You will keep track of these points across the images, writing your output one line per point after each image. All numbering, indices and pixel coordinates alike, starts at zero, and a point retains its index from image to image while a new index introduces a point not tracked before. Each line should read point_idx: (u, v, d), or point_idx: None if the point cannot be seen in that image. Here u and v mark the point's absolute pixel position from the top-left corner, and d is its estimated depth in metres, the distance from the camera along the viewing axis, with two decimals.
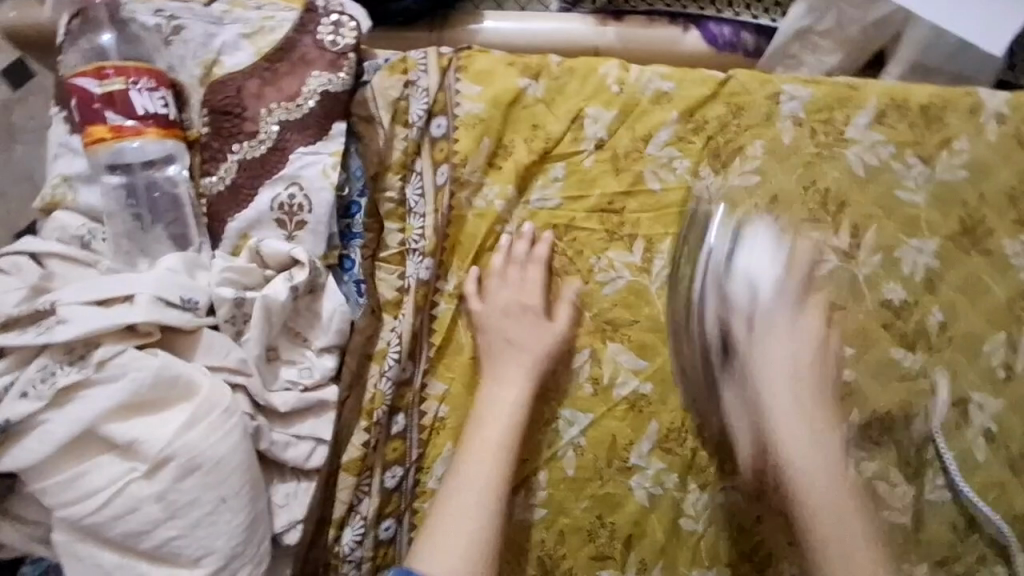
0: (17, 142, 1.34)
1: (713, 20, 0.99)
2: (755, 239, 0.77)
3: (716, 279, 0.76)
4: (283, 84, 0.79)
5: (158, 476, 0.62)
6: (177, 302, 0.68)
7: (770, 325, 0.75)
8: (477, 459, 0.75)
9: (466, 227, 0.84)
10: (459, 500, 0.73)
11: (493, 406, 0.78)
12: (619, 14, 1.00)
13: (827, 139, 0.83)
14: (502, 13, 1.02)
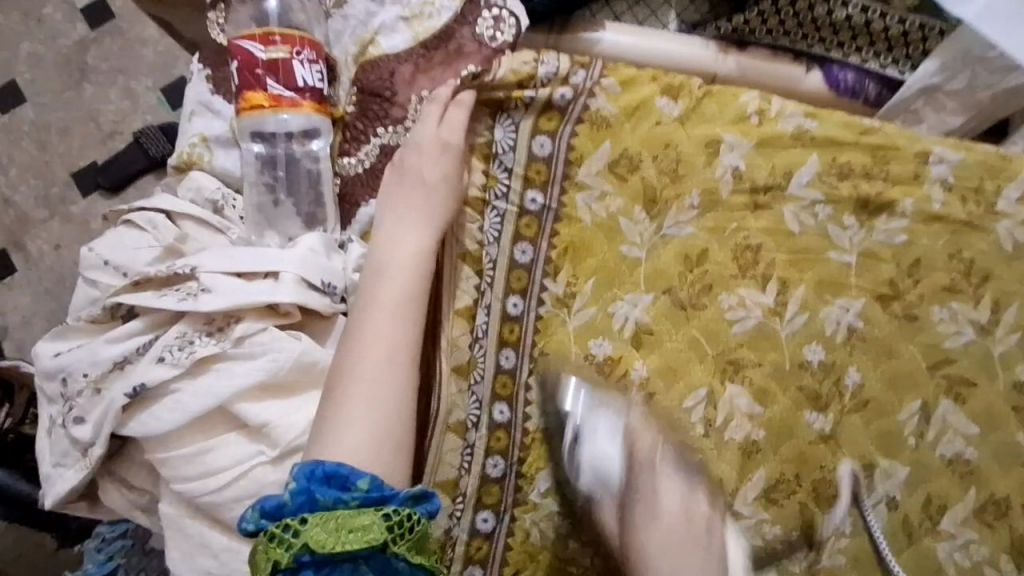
0: (87, 81, 1.29)
1: (839, 64, 0.95)
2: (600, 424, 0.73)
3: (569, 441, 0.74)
4: (436, 74, 0.78)
5: (285, 464, 0.60)
6: (318, 285, 0.65)
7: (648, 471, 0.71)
8: (387, 319, 0.63)
9: (596, 246, 0.81)
10: (375, 367, 0.61)
11: (399, 255, 0.67)
12: (743, 43, 0.95)
13: (978, 209, 0.80)
14: (620, 26, 0.97)
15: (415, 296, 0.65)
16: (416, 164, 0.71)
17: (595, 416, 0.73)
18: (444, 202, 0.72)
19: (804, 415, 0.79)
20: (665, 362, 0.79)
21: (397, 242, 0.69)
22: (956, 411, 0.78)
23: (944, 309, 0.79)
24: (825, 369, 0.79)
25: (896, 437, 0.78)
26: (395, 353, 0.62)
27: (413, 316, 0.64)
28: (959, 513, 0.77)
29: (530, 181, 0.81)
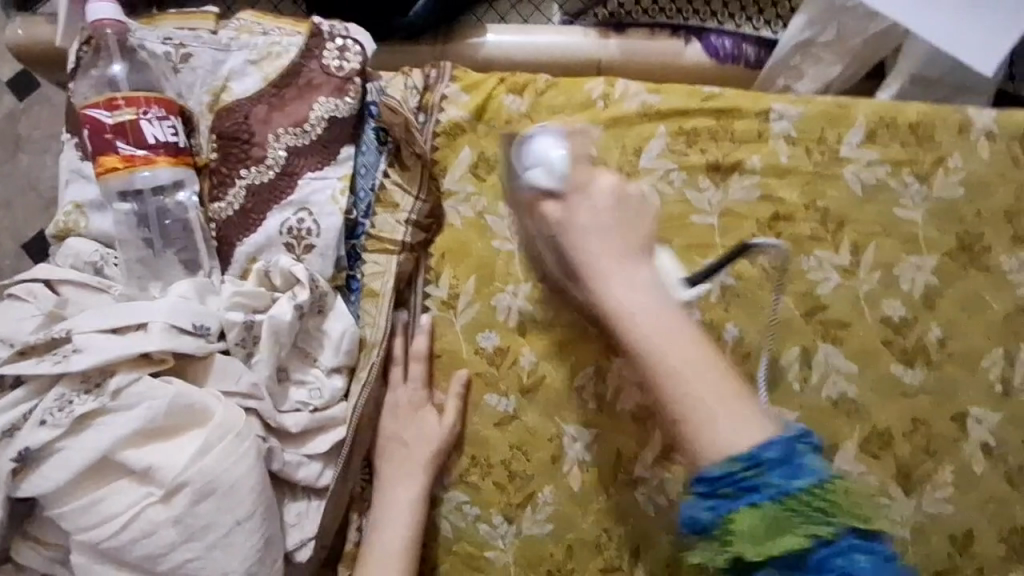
0: (22, 151, 1.30)
1: (714, 32, 0.98)
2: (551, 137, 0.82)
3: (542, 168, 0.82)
4: (289, 109, 0.80)
5: (173, 501, 0.64)
6: (190, 329, 0.69)
7: (583, 209, 0.80)
8: (396, 518, 0.76)
9: (474, 248, 0.85)
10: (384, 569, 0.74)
11: (401, 457, 0.79)
12: (620, 27, 1.00)
13: (823, 158, 0.85)
14: (505, 27, 1.00)
15: (416, 500, 0.77)
16: (402, 421, 0.80)
17: (312, 186, 0.80)
18: (422, 438, 0.79)
19: None
20: (550, 345, 0.83)
21: (404, 438, 0.79)
22: (835, 352, 0.82)
23: (810, 257, 0.83)
24: (701, 328, 0.82)
25: (776, 384, 0.82)
26: (397, 552, 0.75)
27: (411, 519, 0.76)
28: (850, 451, 0.81)
29: (391, 205, 0.85)
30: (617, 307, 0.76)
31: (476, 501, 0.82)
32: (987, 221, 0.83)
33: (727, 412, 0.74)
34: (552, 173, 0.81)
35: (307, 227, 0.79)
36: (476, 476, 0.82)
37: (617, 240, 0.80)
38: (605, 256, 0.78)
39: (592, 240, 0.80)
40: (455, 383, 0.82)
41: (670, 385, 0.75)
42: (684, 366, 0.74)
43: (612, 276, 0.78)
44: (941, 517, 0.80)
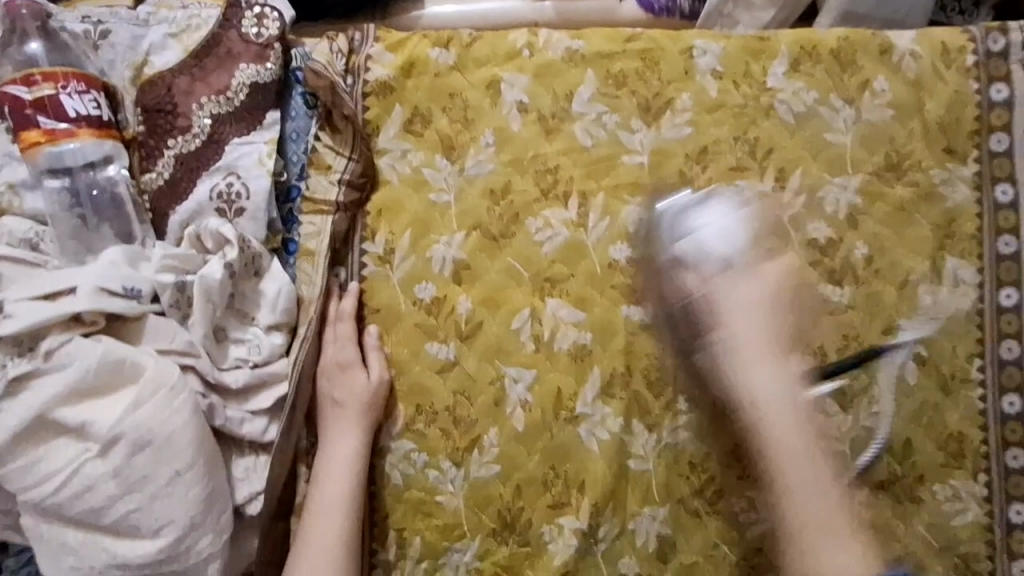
0: None
1: None
2: (716, 203, 0.82)
3: (676, 236, 0.81)
4: (211, 78, 0.82)
5: (110, 455, 0.66)
6: (120, 291, 0.71)
7: (742, 308, 0.78)
8: (337, 472, 0.77)
9: (409, 204, 0.86)
10: (327, 522, 0.76)
11: (339, 415, 0.79)
12: None
13: (750, 90, 0.85)
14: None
15: (356, 454, 0.78)
16: (335, 383, 0.80)
17: (238, 151, 0.82)
18: (358, 394, 0.79)
19: (619, 310, 0.84)
20: (487, 292, 0.84)
21: (341, 397, 0.80)
22: None
23: (732, 187, 0.85)
24: (632, 265, 0.84)
25: None
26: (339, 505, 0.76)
27: (353, 472, 0.78)
28: (784, 371, 0.83)
29: (324, 167, 0.85)
30: (732, 340, 0.77)
31: (423, 448, 0.83)
32: (917, 139, 0.84)
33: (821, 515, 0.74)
34: (730, 243, 0.80)
35: (236, 191, 0.81)
36: (423, 424, 0.83)
37: (775, 379, 0.78)
38: (763, 353, 0.77)
39: (740, 321, 0.78)
40: (367, 338, 0.83)
41: (791, 471, 0.75)
42: (802, 471, 0.76)
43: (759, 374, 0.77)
44: (879, 431, 0.82)
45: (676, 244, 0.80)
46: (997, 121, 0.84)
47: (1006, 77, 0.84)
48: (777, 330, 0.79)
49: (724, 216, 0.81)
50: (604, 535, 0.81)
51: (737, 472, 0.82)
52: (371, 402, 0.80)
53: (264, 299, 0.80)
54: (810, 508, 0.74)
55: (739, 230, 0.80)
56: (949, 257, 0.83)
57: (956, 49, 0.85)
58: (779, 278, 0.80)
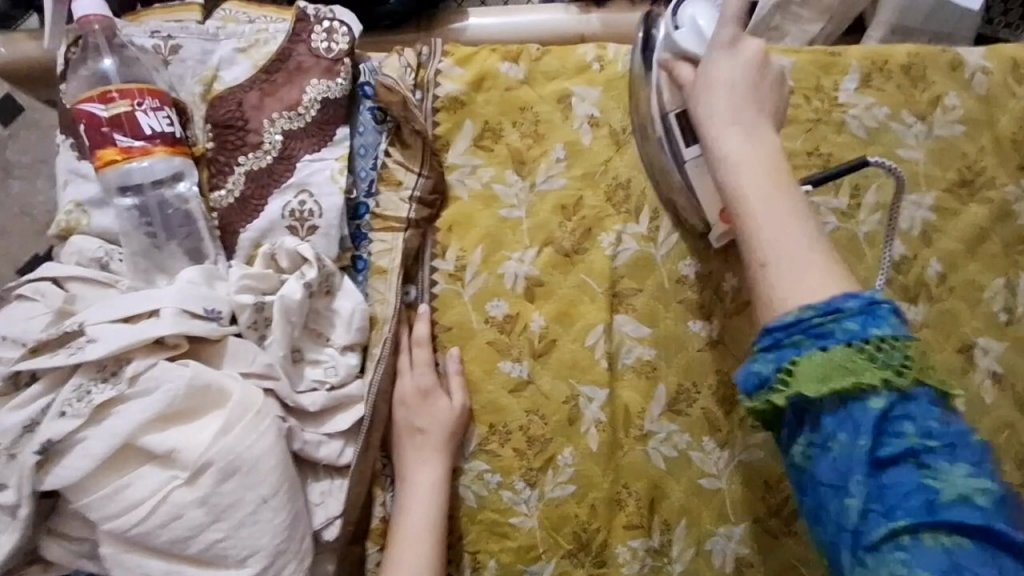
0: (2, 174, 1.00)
1: None
2: (698, 6, 0.74)
3: (660, 107, 0.76)
4: (282, 94, 0.81)
5: (198, 482, 0.64)
6: (201, 313, 0.70)
7: (749, 127, 0.66)
8: (421, 496, 0.76)
9: (479, 220, 0.84)
10: (414, 549, 0.74)
11: (419, 437, 0.78)
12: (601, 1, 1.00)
13: (821, 105, 0.85)
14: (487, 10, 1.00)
15: (440, 476, 0.77)
16: (416, 410, 0.79)
17: (310, 167, 0.80)
18: (438, 416, 0.78)
19: (688, 326, 0.83)
20: (560, 308, 0.83)
21: (421, 420, 0.79)
22: None
23: (810, 204, 0.83)
24: (701, 280, 0.84)
25: None
26: (425, 530, 0.75)
27: (438, 496, 0.76)
28: None
29: (393, 183, 0.84)
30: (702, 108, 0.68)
31: (497, 469, 0.82)
32: (988, 154, 0.85)
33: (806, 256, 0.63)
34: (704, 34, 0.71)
35: (309, 207, 0.79)
36: (495, 444, 0.82)
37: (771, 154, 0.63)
38: (718, 118, 0.67)
39: (718, 100, 0.67)
40: (449, 363, 0.82)
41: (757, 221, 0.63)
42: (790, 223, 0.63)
43: (724, 140, 0.66)
44: None
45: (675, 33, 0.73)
46: None
47: None
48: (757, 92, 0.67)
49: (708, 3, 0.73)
50: (679, 555, 0.80)
51: None
52: (451, 422, 0.79)
53: (338, 317, 0.78)
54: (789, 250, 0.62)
55: (715, 12, 0.72)
56: (1021, 274, 0.84)
57: None
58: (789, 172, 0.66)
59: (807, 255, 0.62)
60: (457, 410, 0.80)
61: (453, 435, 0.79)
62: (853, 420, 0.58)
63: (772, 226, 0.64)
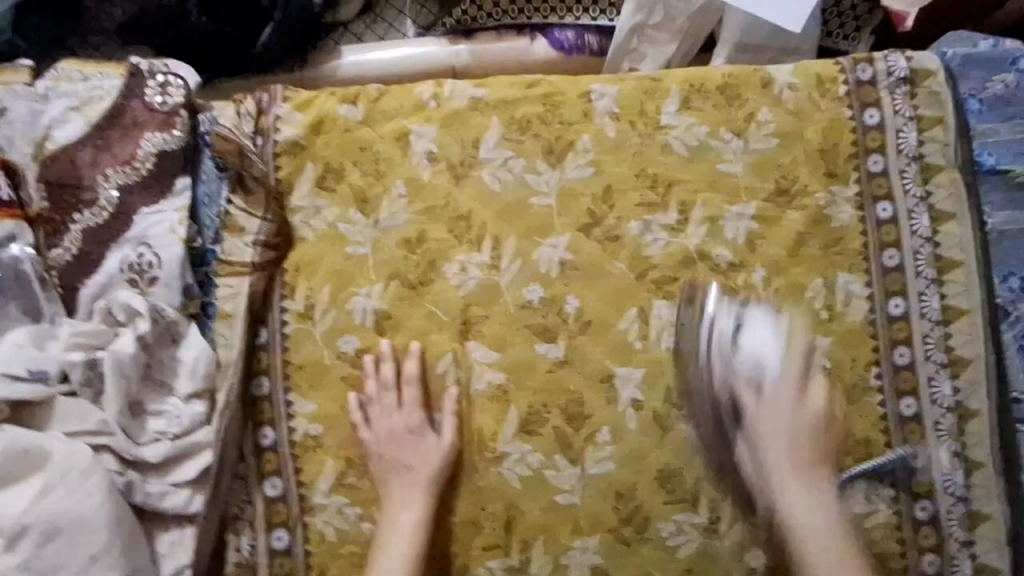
0: None
1: (557, 26, 1.03)
2: (756, 319, 0.82)
3: (721, 348, 0.83)
4: (117, 149, 0.82)
5: (19, 547, 0.65)
6: (25, 376, 0.73)
7: (772, 404, 0.80)
8: (397, 537, 0.79)
9: (326, 259, 0.87)
10: None
11: (402, 479, 0.82)
12: (470, 33, 1.05)
13: (646, 129, 0.89)
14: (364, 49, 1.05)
15: (415, 519, 0.80)
16: (401, 447, 0.83)
17: (149, 220, 0.81)
18: (408, 459, 0.82)
19: (537, 348, 0.86)
20: (409, 339, 0.86)
21: (410, 458, 0.82)
22: (668, 306, 0.87)
23: (640, 222, 0.88)
24: (546, 303, 0.87)
25: (624, 346, 0.86)
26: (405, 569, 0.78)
27: (408, 538, 0.79)
28: None
29: (237, 230, 0.86)
30: (767, 457, 0.80)
31: (356, 501, 0.83)
32: (803, 163, 0.89)
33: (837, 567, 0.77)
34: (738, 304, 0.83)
35: (149, 259, 0.80)
36: (353, 477, 0.83)
37: (787, 452, 0.79)
38: (784, 469, 0.80)
39: (776, 436, 0.80)
40: (447, 401, 0.84)
41: (786, 491, 0.79)
42: (828, 549, 0.77)
43: (765, 437, 0.80)
44: None
45: (727, 334, 0.82)
46: (873, 144, 0.90)
47: (876, 103, 0.90)
48: (812, 450, 0.80)
49: (766, 334, 0.82)
50: (538, 571, 0.83)
51: (663, 495, 0.84)
52: (433, 463, 0.82)
53: (182, 366, 0.79)
54: (812, 526, 0.78)
55: (780, 350, 0.82)
56: (840, 273, 0.89)
57: (830, 80, 0.91)
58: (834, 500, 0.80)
59: (835, 548, 0.77)
60: (441, 447, 0.83)
61: (445, 472, 0.83)
62: None
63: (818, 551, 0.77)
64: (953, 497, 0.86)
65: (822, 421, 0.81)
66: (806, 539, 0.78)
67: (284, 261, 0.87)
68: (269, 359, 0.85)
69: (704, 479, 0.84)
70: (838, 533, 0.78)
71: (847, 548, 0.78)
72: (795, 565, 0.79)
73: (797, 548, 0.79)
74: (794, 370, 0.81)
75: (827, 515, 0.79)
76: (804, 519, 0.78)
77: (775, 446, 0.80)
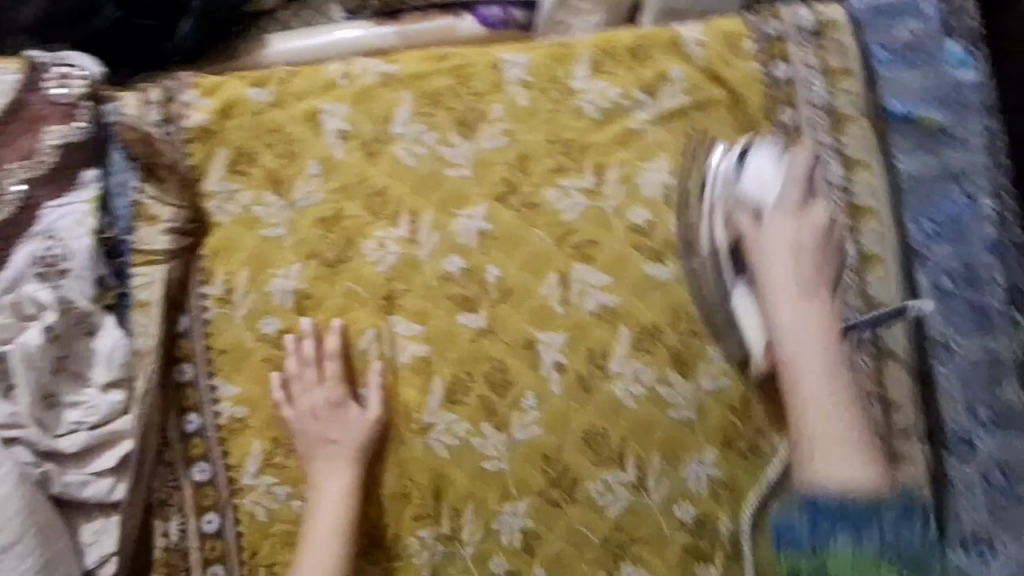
0: None
1: (483, 4, 1.00)
2: (758, 155, 0.86)
3: (719, 263, 0.87)
4: (20, 144, 0.82)
5: None
6: None
7: (790, 276, 0.82)
8: (324, 506, 0.81)
9: (242, 243, 0.86)
10: (313, 557, 0.79)
11: (327, 451, 0.83)
12: (396, 14, 1.00)
13: (557, 95, 0.89)
14: (291, 38, 1.00)
15: (341, 488, 0.81)
16: (328, 421, 0.83)
17: (57, 213, 0.81)
18: (332, 433, 0.83)
19: (459, 319, 0.86)
20: (330, 318, 0.86)
21: (334, 432, 0.83)
22: (588, 269, 0.87)
23: (556, 188, 0.88)
24: (466, 274, 0.86)
25: (545, 311, 0.86)
26: (333, 535, 0.80)
27: (336, 507, 0.81)
28: (623, 351, 0.86)
29: (150, 218, 0.85)
30: (781, 346, 0.81)
31: (284, 480, 0.84)
32: (714, 120, 0.90)
33: (844, 434, 0.78)
34: (761, 190, 0.85)
35: (57, 252, 0.80)
36: (281, 456, 0.84)
37: (795, 295, 0.81)
38: (798, 347, 0.80)
39: (816, 380, 0.79)
40: (372, 376, 0.85)
41: (802, 378, 0.80)
42: (827, 416, 0.78)
43: (781, 316, 0.81)
44: (718, 391, 0.86)
45: (718, 189, 0.86)
46: (785, 97, 0.90)
47: (786, 56, 0.91)
48: (832, 356, 0.80)
49: (770, 165, 0.85)
50: (469, 537, 0.84)
51: (591, 457, 0.85)
52: (356, 433, 0.83)
53: (97, 356, 0.80)
54: (808, 421, 0.79)
55: (779, 182, 0.85)
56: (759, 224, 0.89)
57: (739, 36, 0.91)
58: (841, 364, 0.80)
59: (840, 432, 0.78)
60: (364, 419, 0.83)
61: (369, 442, 0.84)
62: (848, 521, 0.73)
63: (823, 409, 0.78)
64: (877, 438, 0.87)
65: (823, 331, 0.80)
66: (825, 423, 0.78)
67: (200, 247, 0.86)
68: (189, 346, 0.85)
69: (627, 438, 0.85)
70: (853, 431, 0.77)
71: (838, 396, 0.79)
72: (794, 431, 0.81)
73: (805, 453, 0.79)
74: (806, 275, 0.82)
75: (839, 389, 0.79)
76: (844, 423, 0.78)
77: (795, 344, 0.80)
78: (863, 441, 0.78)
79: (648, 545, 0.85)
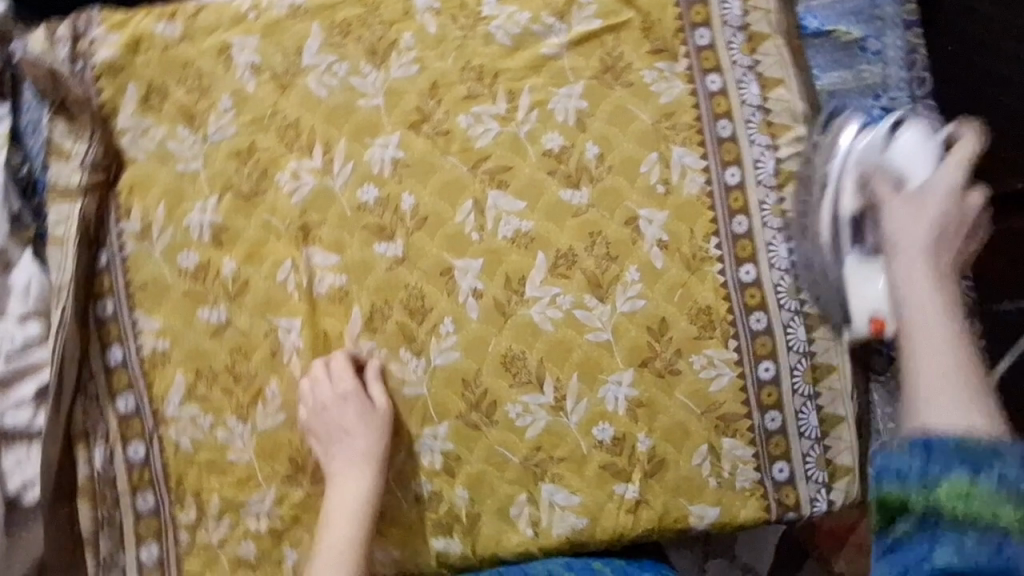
0: None
1: None
2: (904, 132, 0.84)
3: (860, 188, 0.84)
4: None
5: None
6: None
7: (908, 205, 0.79)
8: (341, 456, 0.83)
9: (158, 178, 0.87)
10: (336, 510, 0.81)
11: (321, 403, 0.84)
12: None
13: (468, 21, 0.89)
14: None
15: (351, 435, 0.83)
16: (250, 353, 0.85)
17: None
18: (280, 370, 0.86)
19: (375, 248, 0.87)
20: (246, 251, 0.86)
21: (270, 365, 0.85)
22: (502, 195, 0.87)
23: (469, 115, 0.88)
24: (381, 204, 0.87)
25: (460, 237, 0.87)
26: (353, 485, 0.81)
27: (352, 457, 0.82)
28: (539, 276, 0.87)
29: (63, 155, 0.86)
30: (901, 309, 0.73)
31: (207, 410, 0.85)
32: (627, 41, 0.89)
33: (946, 379, 0.67)
34: (912, 170, 0.82)
35: None
36: (203, 387, 0.85)
37: (920, 214, 0.78)
38: (914, 286, 0.74)
39: (926, 293, 0.73)
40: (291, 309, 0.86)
41: (914, 342, 0.70)
42: (939, 351, 0.69)
43: (912, 291, 0.74)
44: (636, 312, 0.87)
45: (851, 184, 0.84)
46: (699, 17, 0.89)
47: None
48: (952, 288, 0.74)
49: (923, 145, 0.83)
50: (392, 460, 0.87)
51: (507, 380, 0.86)
52: (344, 383, 0.83)
53: (14, 289, 0.84)
54: (922, 354, 0.69)
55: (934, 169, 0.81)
56: (674, 146, 0.88)
57: None
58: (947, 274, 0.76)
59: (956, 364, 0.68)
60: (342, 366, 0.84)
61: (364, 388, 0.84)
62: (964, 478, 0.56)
63: (934, 354, 0.69)
64: (798, 354, 0.86)
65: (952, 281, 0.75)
66: (930, 362, 0.68)
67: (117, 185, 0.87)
68: (110, 282, 0.86)
69: (545, 360, 0.87)
70: (965, 376, 0.67)
71: (965, 369, 0.68)
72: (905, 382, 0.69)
73: (908, 337, 0.71)
74: (947, 182, 0.79)
75: (949, 317, 0.71)
76: (940, 356, 0.68)
77: (905, 268, 0.75)
78: (970, 372, 0.68)
79: (568, 465, 0.86)
